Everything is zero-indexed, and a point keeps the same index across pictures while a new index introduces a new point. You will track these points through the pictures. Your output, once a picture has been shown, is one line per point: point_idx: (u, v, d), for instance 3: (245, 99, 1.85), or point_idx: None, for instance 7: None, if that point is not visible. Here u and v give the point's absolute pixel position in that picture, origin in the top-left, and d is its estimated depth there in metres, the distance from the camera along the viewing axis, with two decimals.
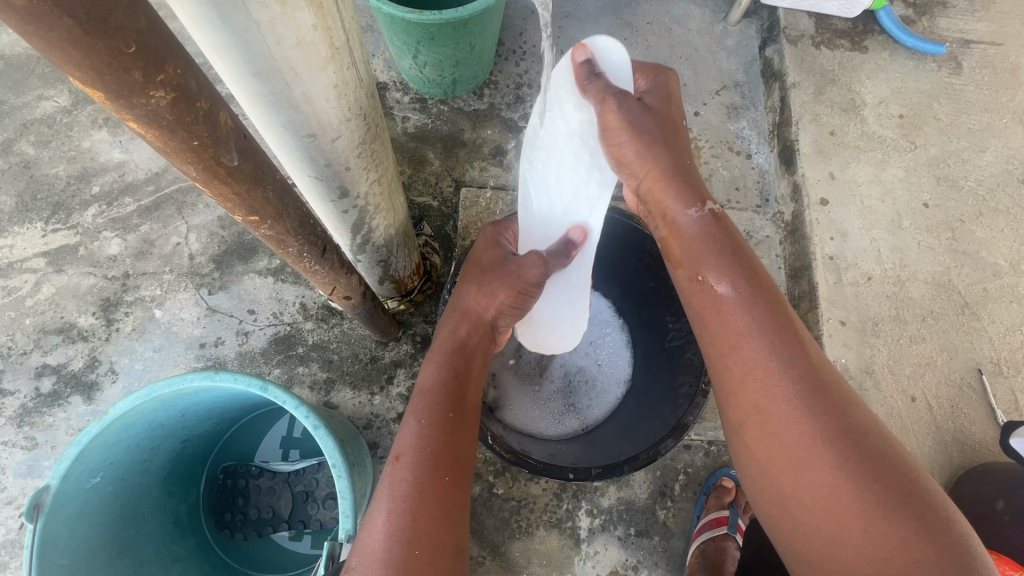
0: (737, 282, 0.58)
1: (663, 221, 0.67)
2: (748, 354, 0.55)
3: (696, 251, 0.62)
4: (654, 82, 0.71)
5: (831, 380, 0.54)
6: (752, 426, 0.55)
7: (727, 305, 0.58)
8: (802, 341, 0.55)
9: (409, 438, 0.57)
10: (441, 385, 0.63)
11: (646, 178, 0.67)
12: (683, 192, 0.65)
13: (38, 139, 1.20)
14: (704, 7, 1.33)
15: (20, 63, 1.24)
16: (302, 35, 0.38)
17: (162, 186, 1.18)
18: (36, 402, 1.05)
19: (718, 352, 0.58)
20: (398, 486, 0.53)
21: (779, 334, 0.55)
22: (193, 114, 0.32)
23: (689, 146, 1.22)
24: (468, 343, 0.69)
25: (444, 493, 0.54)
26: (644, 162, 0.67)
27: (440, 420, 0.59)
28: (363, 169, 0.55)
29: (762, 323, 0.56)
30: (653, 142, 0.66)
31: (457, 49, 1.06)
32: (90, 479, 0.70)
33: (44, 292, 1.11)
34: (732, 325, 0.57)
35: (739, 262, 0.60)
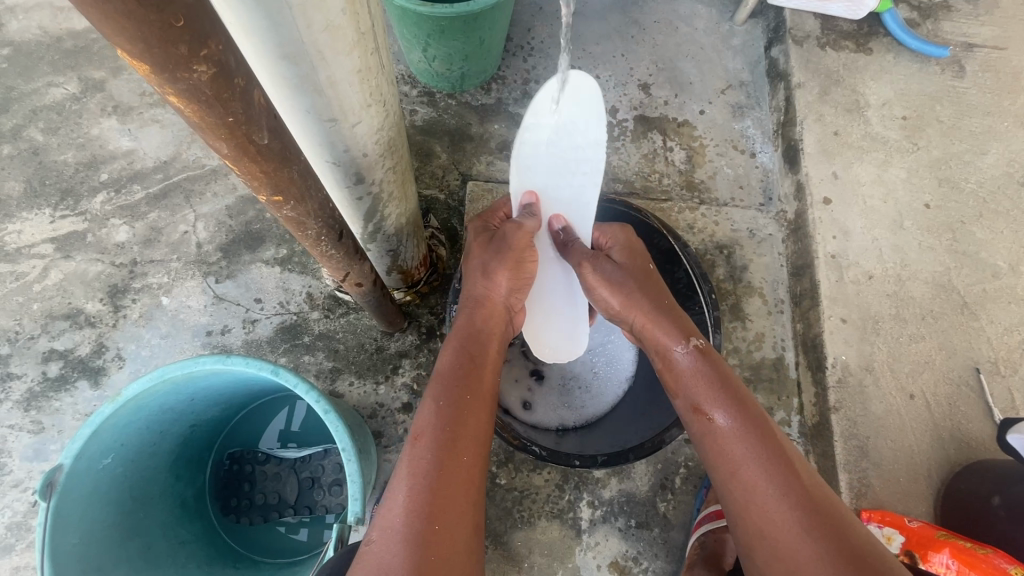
0: (731, 410, 0.62)
1: (657, 356, 0.72)
2: (747, 479, 0.57)
3: (691, 386, 0.66)
4: (619, 236, 0.82)
5: (834, 510, 0.54)
6: (764, 562, 0.55)
7: (724, 434, 0.61)
8: (797, 465, 0.57)
9: (428, 418, 0.58)
10: (459, 369, 0.64)
11: (636, 321, 0.74)
12: (673, 329, 0.70)
13: (47, 126, 1.21)
14: (711, 6, 1.34)
15: (30, 50, 1.25)
16: (331, 19, 0.38)
17: (170, 174, 1.18)
18: (43, 387, 1.06)
19: (721, 482, 0.60)
20: (416, 463, 0.54)
21: (772, 460, 0.57)
22: (231, 90, 0.32)
23: (694, 144, 1.23)
24: (483, 330, 0.71)
25: (461, 477, 0.55)
26: (635, 309, 0.74)
27: (457, 402, 0.60)
28: (380, 157, 0.56)
29: (758, 450, 0.58)
30: (636, 296, 0.74)
31: (466, 43, 1.06)
32: (101, 459, 0.71)
33: (52, 278, 1.12)
34: (730, 454, 0.60)
35: (729, 391, 0.64)
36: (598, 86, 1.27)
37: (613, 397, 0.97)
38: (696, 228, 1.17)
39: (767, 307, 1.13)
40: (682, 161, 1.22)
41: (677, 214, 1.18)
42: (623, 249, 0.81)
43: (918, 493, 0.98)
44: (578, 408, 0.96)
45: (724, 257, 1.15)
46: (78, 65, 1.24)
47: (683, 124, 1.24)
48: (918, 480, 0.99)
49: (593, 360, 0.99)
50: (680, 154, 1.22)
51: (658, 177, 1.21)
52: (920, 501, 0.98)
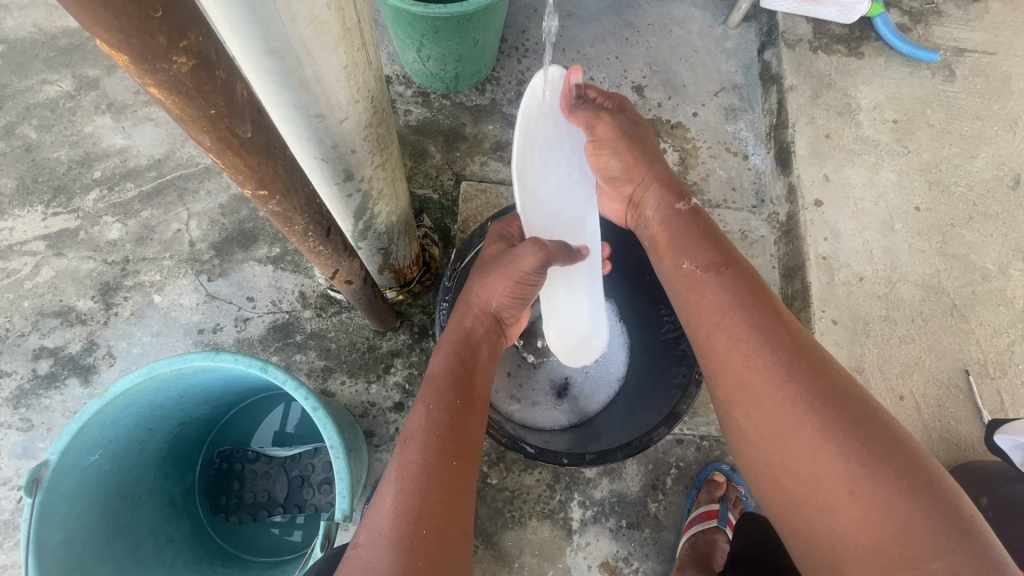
0: (715, 263, 0.65)
1: (649, 219, 0.75)
2: (732, 327, 0.60)
3: (680, 243, 0.69)
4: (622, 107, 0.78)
5: (810, 351, 0.57)
6: (738, 403, 0.58)
7: (707, 282, 0.64)
8: (778, 310, 0.60)
9: (419, 422, 0.58)
10: (449, 372, 0.65)
11: (637, 185, 0.76)
12: (667, 191, 0.74)
13: (40, 123, 1.21)
14: (705, 9, 1.35)
15: (24, 47, 1.25)
16: (316, 14, 0.39)
17: (164, 172, 1.18)
18: (33, 384, 1.06)
19: (702, 332, 0.63)
20: (406, 465, 0.54)
21: (754, 311, 0.60)
22: (212, 82, 0.33)
23: (687, 146, 1.24)
24: (473, 334, 0.71)
25: (450, 481, 0.55)
26: (638, 170, 0.75)
27: (448, 405, 0.60)
28: (368, 153, 0.56)
29: (741, 301, 0.61)
30: (637, 155, 0.75)
31: (460, 43, 1.07)
32: (88, 456, 0.70)
33: (44, 275, 1.12)
34: (713, 306, 0.62)
35: (712, 244, 0.67)
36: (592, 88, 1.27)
37: (606, 395, 0.96)
38: None
39: None
40: (674, 163, 1.22)
41: None
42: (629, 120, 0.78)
43: None
44: (571, 406, 0.96)
45: None
46: (73, 63, 1.24)
47: (676, 126, 1.25)
48: None
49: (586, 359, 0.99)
50: (673, 155, 1.23)
51: None
52: None
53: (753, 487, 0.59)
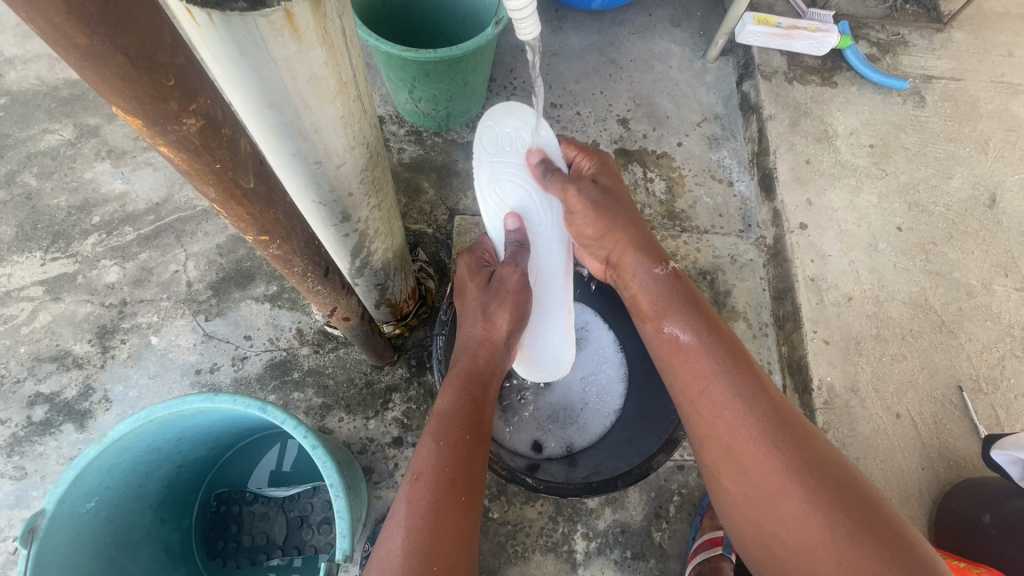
0: (698, 331, 0.68)
1: (630, 283, 0.79)
2: (717, 397, 0.63)
3: (662, 306, 0.73)
4: (596, 161, 0.86)
5: (786, 413, 0.62)
6: (728, 468, 0.62)
7: (692, 351, 0.67)
8: (760, 379, 0.64)
9: (427, 457, 0.58)
10: (455, 409, 0.64)
11: (615, 247, 0.80)
12: (646, 256, 0.78)
13: (41, 171, 1.23)
14: (683, 45, 1.42)
15: (26, 98, 1.28)
16: (314, 71, 0.41)
17: (162, 215, 1.20)
18: (27, 431, 1.05)
19: (689, 397, 0.66)
20: (415, 503, 0.55)
21: (737, 376, 0.64)
22: (218, 140, 0.35)
23: (673, 175, 1.28)
24: (484, 368, 0.71)
25: (459, 518, 0.55)
26: (612, 234, 0.80)
27: (456, 441, 0.60)
28: (364, 195, 0.59)
29: (725, 367, 0.64)
30: (613, 216, 0.80)
31: (451, 84, 1.11)
32: (84, 503, 0.70)
33: (41, 320, 1.12)
34: (699, 372, 0.66)
35: (694, 311, 0.70)
36: (579, 122, 1.32)
37: (601, 430, 0.96)
38: (679, 255, 1.20)
39: (751, 331, 1.15)
40: (662, 192, 1.26)
41: (660, 243, 1.22)
42: (603, 175, 0.84)
43: (911, 514, 0.98)
44: (569, 439, 0.96)
45: (708, 283, 1.18)
46: (74, 112, 1.28)
47: (662, 156, 1.30)
48: (910, 502, 0.99)
49: (584, 391, 0.99)
50: (660, 184, 1.27)
51: (639, 207, 1.25)
52: (913, 524, 0.97)
53: (742, 546, 0.63)
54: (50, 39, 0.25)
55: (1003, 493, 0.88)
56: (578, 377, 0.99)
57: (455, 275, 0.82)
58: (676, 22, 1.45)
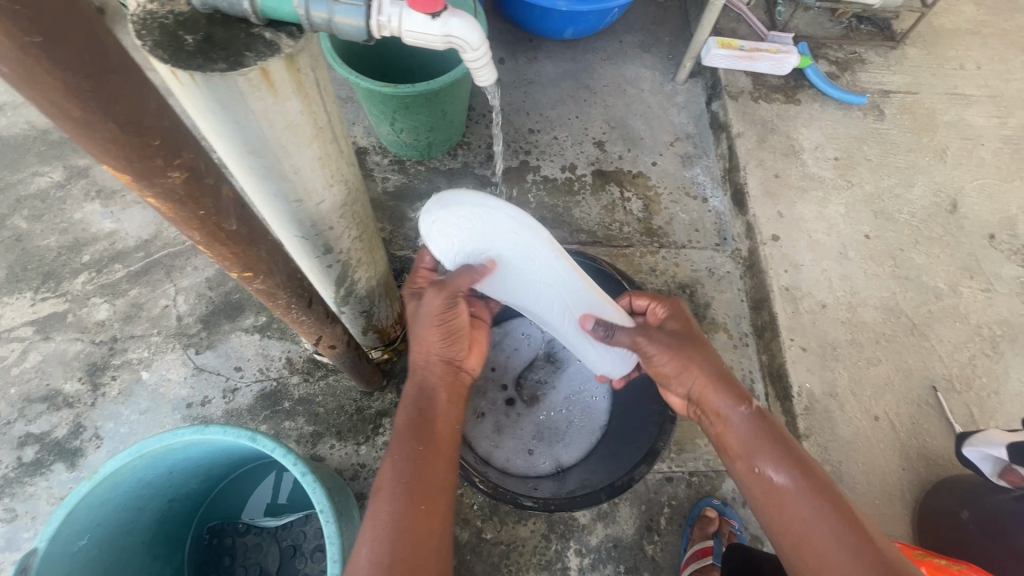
0: (795, 472, 0.61)
1: (715, 424, 0.69)
2: (816, 542, 0.57)
3: (752, 444, 0.65)
4: (668, 306, 0.80)
5: (896, 562, 0.54)
6: None
7: (790, 497, 0.60)
8: (865, 528, 0.56)
9: (387, 471, 0.60)
10: (411, 422, 0.64)
11: (693, 384, 0.71)
12: (731, 392, 0.68)
13: (31, 213, 1.25)
14: (654, 69, 1.48)
15: (17, 143, 1.31)
16: (291, 120, 0.44)
17: (152, 252, 1.23)
18: (18, 472, 1.05)
19: (790, 546, 0.59)
20: (377, 516, 0.57)
21: (838, 522, 0.57)
22: (201, 189, 0.38)
23: (649, 194, 1.33)
24: (426, 381, 0.69)
25: (421, 529, 0.56)
26: (689, 373, 0.70)
27: (412, 453, 0.61)
28: (344, 228, 0.61)
29: (824, 511, 0.58)
30: (689, 356, 0.71)
31: (430, 116, 1.16)
32: (77, 541, 0.71)
33: (31, 360, 1.13)
34: (796, 517, 0.59)
35: (785, 448, 0.63)
36: (556, 146, 1.37)
37: (587, 445, 0.98)
38: (658, 270, 1.24)
39: (732, 341, 1.18)
40: (639, 210, 1.31)
41: (639, 259, 1.25)
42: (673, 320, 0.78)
43: (894, 515, 1.00)
44: (556, 455, 0.98)
45: (687, 296, 1.22)
46: (64, 155, 1.31)
47: (637, 175, 1.35)
48: (894, 502, 1.01)
49: (570, 408, 1.02)
50: (637, 203, 1.32)
51: (618, 226, 1.29)
52: (898, 524, 0.99)
53: None
54: (50, 114, 0.30)
55: (979, 489, 0.91)
56: (564, 394, 1.03)
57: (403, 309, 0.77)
58: (646, 48, 1.51)
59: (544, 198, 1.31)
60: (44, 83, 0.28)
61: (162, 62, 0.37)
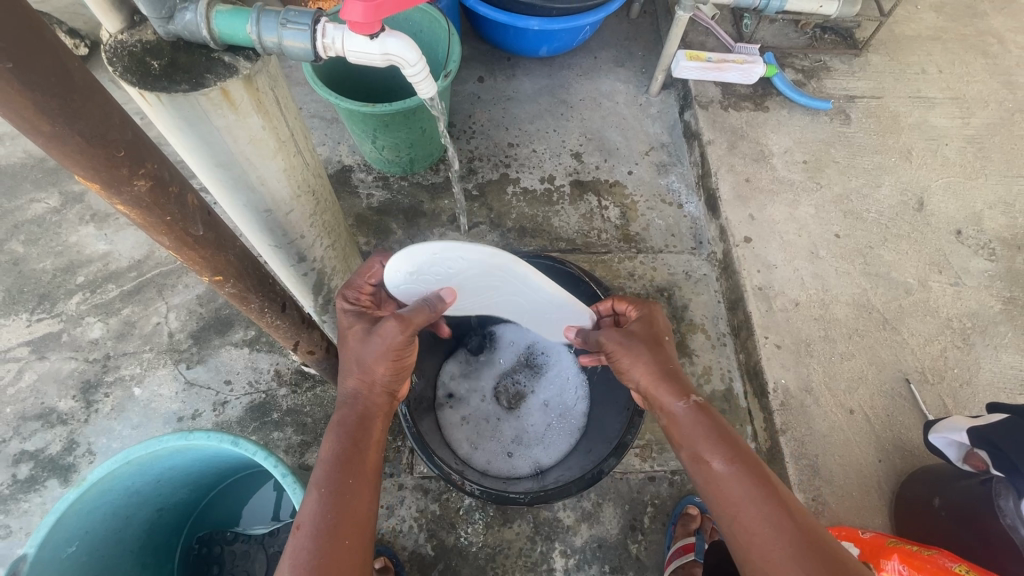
0: (730, 459, 0.63)
1: (658, 415, 0.71)
2: (748, 525, 0.59)
3: (689, 435, 0.66)
4: (644, 311, 0.80)
5: (821, 542, 0.57)
6: None
7: (726, 482, 0.62)
8: (796, 509, 0.60)
9: (311, 506, 0.59)
10: (345, 456, 0.63)
11: (639, 379, 0.72)
12: (674, 386, 0.70)
13: (27, 238, 1.30)
14: (628, 83, 1.54)
15: (14, 171, 1.37)
16: (253, 135, 0.48)
17: (144, 271, 1.27)
18: (12, 489, 1.07)
19: (728, 527, 0.61)
20: (297, 553, 0.56)
21: (772, 502, 0.59)
22: (167, 196, 0.43)
23: (626, 201, 1.37)
24: (365, 410, 0.67)
25: (343, 567, 0.56)
26: (635, 369, 0.72)
27: (340, 488, 0.60)
28: (315, 237, 0.65)
29: (758, 494, 0.60)
30: (640, 351, 0.73)
31: (410, 133, 1.21)
32: (65, 548, 0.73)
33: (26, 380, 1.16)
34: (732, 500, 0.61)
35: (722, 441, 0.64)
36: (535, 158, 1.42)
37: (567, 446, 1.00)
38: (636, 275, 1.28)
39: (710, 341, 1.21)
40: (616, 217, 1.35)
41: (617, 265, 1.29)
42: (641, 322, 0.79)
43: (871, 505, 1.02)
44: (535, 457, 1.00)
45: (665, 299, 1.25)
46: (60, 182, 1.36)
47: (614, 184, 1.39)
48: (871, 493, 1.03)
49: (549, 411, 1.04)
50: (614, 211, 1.36)
51: (596, 233, 1.33)
52: (875, 514, 1.01)
53: None
54: (23, 130, 0.34)
55: (950, 475, 0.93)
56: (543, 399, 1.06)
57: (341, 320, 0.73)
58: (619, 63, 1.57)
59: (524, 208, 1.35)
60: (15, 103, 0.32)
61: (133, 87, 0.41)
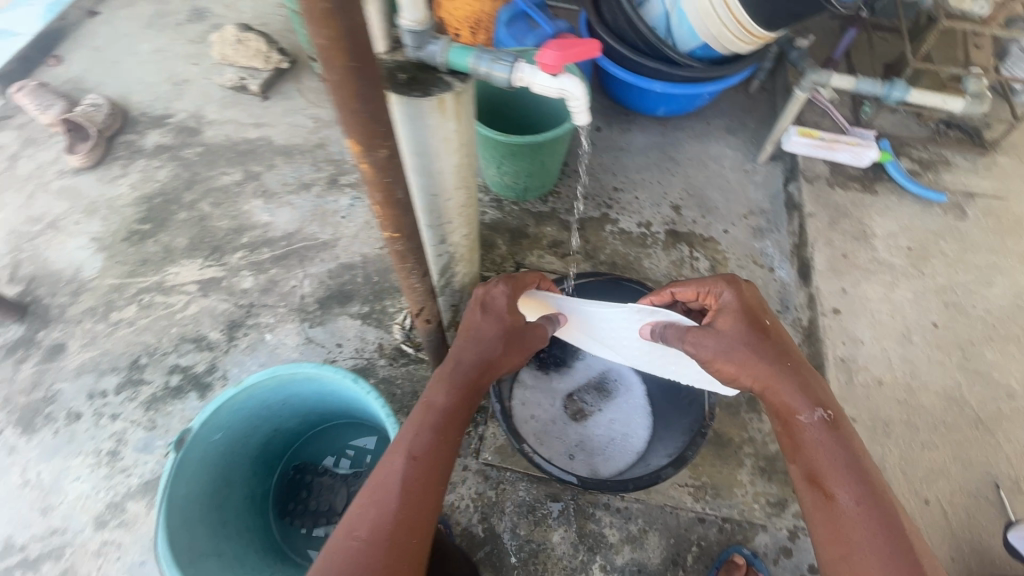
0: (859, 490, 0.68)
1: (783, 422, 0.76)
2: (868, 554, 0.64)
3: (820, 453, 0.72)
4: (728, 293, 0.85)
5: None
6: None
7: (850, 511, 0.67)
8: (917, 554, 0.63)
9: (420, 446, 0.72)
10: (450, 411, 0.76)
11: (763, 382, 0.79)
12: (805, 398, 0.75)
13: (214, 201, 1.62)
14: (737, 150, 1.64)
15: (216, 150, 1.73)
16: (448, 136, 0.66)
17: (292, 242, 1.53)
18: (163, 393, 1.32)
19: (841, 553, 0.66)
20: (404, 479, 0.69)
21: (894, 543, 0.64)
22: (392, 166, 0.60)
23: (717, 256, 1.44)
24: (481, 380, 0.80)
25: (426, 500, 0.69)
26: (760, 370, 0.79)
27: (445, 439, 0.73)
28: (458, 225, 0.82)
29: (882, 530, 0.65)
30: (762, 356, 0.79)
31: (531, 164, 1.38)
32: (213, 434, 0.91)
33: (191, 309, 1.44)
34: (852, 531, 0.66)
35: (855, 465, 0.70)
36: (636, 204, 1.54)
37: (624, 464, 1.07)
38: None
39: None
40: (705, 269, 1.42)
41: None
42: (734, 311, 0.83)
43: None
44: (592, 467, 1.07)
45: None
46: (246, 163, 1.70)
47: (708, 240, 1.47)
48: None
49: (611, 430, 1.12)
50: (704, 263, 1.43)
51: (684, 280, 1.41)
52: None
53: None
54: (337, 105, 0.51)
55: None
56: (608, 419, 1.13)
57: (486, 296, 0.86)
58: (731, 131, 1.68)
59: (618, 246, 1.47)
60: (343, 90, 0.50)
61: (398, 95, 0.60)
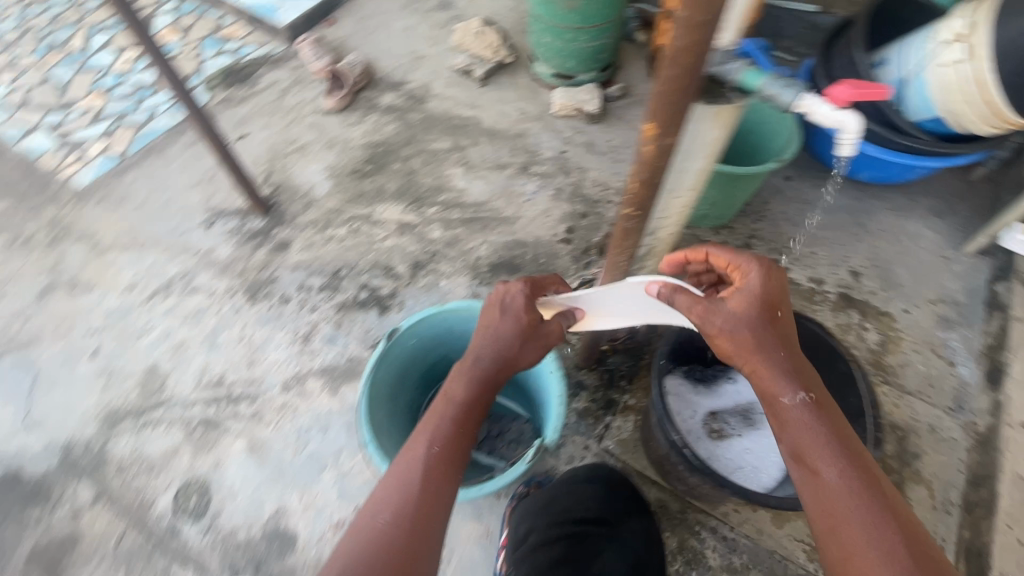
0: (847, 471, 0.70)
1: (771, 403, 0.77)
2: (859, 532, 0.66)
3: (809, 436, 0.73)
4: (757, 270, 0.84)
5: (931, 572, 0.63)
6: None
7: (837, 489, 0.69)
8: (910, 536, 0.65)
9: (432, 434, 0.81)
10: (465, 403, 0.84)
11: (752, 361, 0.80)
12: (793, 377, 0.77)
13: (424, 160, 1.89)
14: (941, 233, 1.54)
15: (435, 119, 2.00)
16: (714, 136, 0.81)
17: (480, 210, 1.74)
18: (353, 302, 1.58)
19: (829, 531, 0.68)
20: (417, 465, 0.78)
21: (880, 522, 0.66)
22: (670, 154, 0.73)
23: (891, 332, 1.38)
24: (499, 376, 0.87)
25: (440, 483, 0.77)
26: (760, 351, 0.79)
27: (457, 429, 0.82)
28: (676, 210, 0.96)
29: (879, 515, 0.66)
30: (757, 330, 0.80)
31: (721, 194, 1.42)
32: (409, 339, 1.09)
33: (387, 243, 1.70)
34: (840, 507, 0.68)
35: (845, 451, 0.71)
36: (813, 260, 1.52)
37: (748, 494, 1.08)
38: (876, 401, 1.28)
39: (932, 501, 1.18)
40: (875, 341, 1.36)
41: None
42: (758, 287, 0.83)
43: None
44: None
45: (896, 437, 1.24)
46: (456, 135, 1.95)
47: (885, 313, 1.41)
48: None
49: (743, 460, 1.13)
50: (875, 335, 1.37)
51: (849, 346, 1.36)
52: None
53: None
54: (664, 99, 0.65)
55: None
56: (742, 449, 1.15)
57: (504, 295, 0.90)
58: (938, 212, 1.58)
59: None
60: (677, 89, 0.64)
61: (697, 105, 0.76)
